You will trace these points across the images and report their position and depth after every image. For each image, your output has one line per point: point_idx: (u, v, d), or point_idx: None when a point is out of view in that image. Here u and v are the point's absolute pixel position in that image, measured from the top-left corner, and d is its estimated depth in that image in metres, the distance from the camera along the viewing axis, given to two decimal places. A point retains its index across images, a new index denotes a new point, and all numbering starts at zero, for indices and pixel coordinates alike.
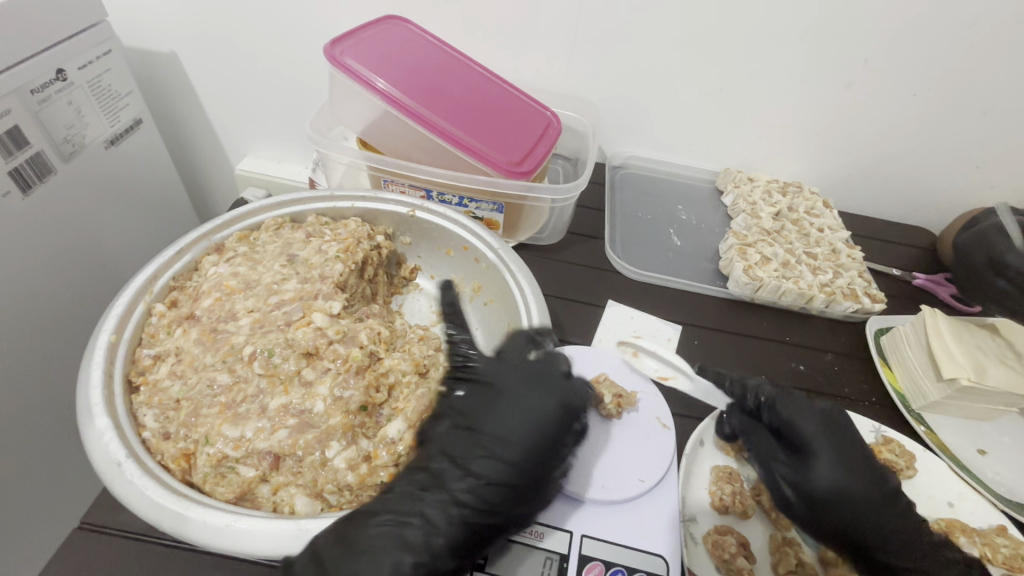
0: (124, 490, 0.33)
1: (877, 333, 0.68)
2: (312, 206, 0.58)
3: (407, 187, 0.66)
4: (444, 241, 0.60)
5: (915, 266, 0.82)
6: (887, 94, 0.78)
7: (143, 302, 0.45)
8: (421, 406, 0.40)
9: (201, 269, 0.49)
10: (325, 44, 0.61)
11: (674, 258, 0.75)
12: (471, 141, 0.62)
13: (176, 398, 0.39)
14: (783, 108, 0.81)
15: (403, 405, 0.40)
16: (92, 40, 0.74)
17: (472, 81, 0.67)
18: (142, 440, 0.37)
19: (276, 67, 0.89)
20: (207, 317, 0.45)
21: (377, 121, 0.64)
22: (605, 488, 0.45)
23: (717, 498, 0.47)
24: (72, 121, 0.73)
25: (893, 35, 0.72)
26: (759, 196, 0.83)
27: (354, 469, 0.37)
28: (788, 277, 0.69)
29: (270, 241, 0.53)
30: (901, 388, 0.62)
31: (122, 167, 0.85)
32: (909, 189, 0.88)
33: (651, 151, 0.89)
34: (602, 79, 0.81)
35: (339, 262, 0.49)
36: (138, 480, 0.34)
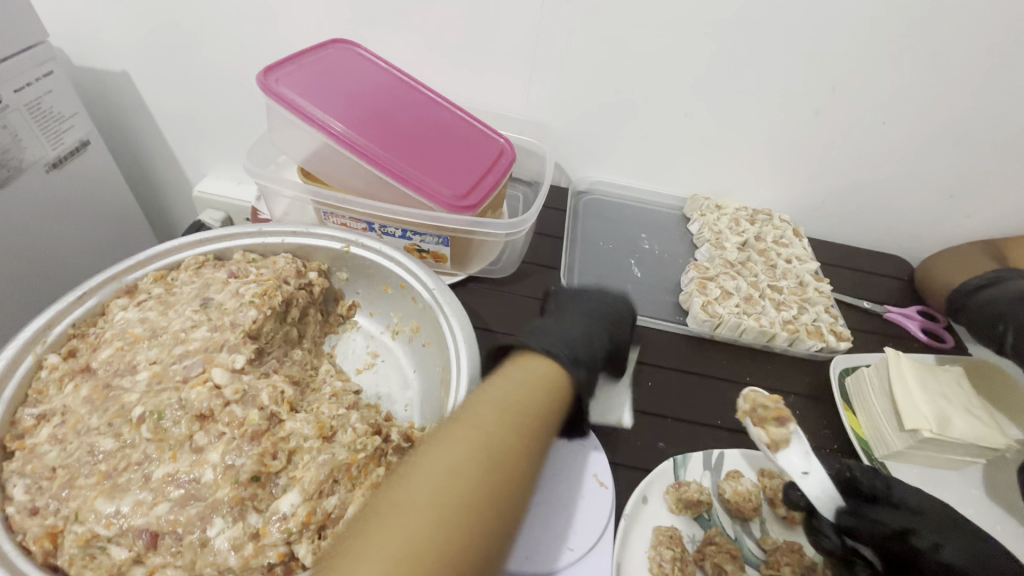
0: None
1: (843, 373, 0.64)
2: (239, 242, 0.55)
3: (348, 219, 0.63)
4: (380, 277, 0.57)
5: (887, 297, 0.80)
6: (858, 121, 0.75)
7: (32, 354, 0.41)
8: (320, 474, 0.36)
9: (108, 314, 0.46)
10: (257, 73, 0.57)
11: (635, 290, 0.72)
12: (415, 173, 0.59)
13: (51, 467, 0.36)
14: (751, 134, 0.79)
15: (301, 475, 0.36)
16: (32, 61, 0.71)
17: (420, 109, 0.64)
18: (5, 518, 0.34)
19: (233, 87, 0.86)
20: (104, 370, 0.42)
21: (317, 152, 0.61)
22: (529, 558, 0.43)
23: (656, 565, 0.44)
24: (8, 145, 0.70)
25: (859, 63, 0.70)
26: (725, 224, 0.80)
27: (238, 550, 0.34)
28: (750, 313, 0.66)
29: (189, 282, 0.49)
30: (863, 434, 0.59)
31: (66, 189, 0.82)
32: (883, 217, 0.86)
33: (618, 175, 0.86)
34: (564, 104, 0.78)
35: (254, 308, 0.45)
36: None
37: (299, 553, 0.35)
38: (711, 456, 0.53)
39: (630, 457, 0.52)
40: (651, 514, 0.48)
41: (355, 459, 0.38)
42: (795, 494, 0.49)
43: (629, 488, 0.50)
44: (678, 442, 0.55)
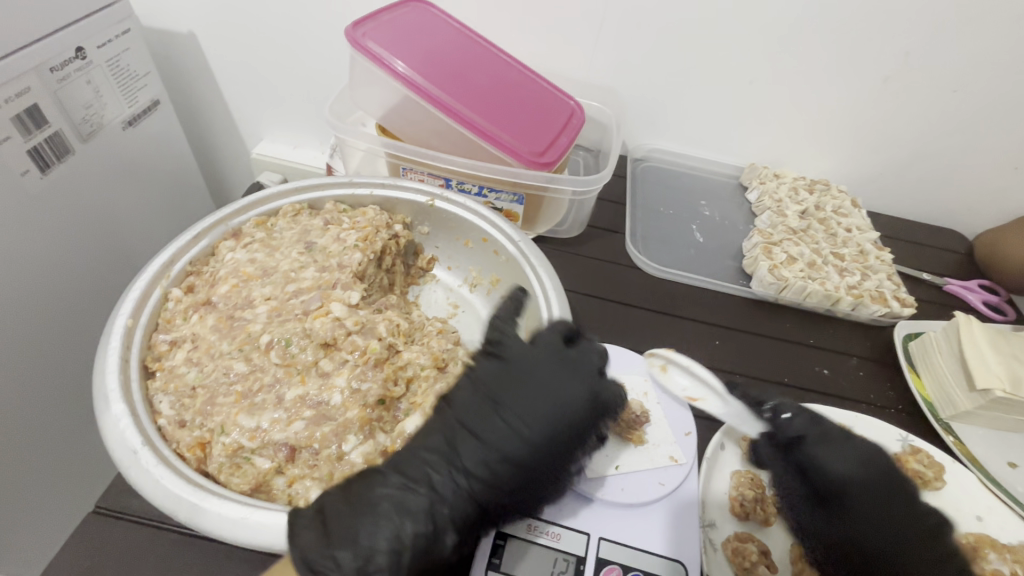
0: (138, 478, 0.33)
1: (906, 338, 0.65)
2: (330, 192, 0.57)
3: (426, 176, 0.65)
4: (462, 232, 0.60)
5: (946, 269, 0.80)
6: (926, 90, 0.74)
7: (160, 286, 0.44)
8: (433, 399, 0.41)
9: (219, 254, 0.49)
10: (346, 27, 0.59)
11: (696, 255, 0.73)
12: (494, 132, 0.60)
13: (191, 386, 0.39)
14: (813, 104, 0.78)
15: (421, 400, 0.41)
16: (110, 19, 0.73)
17: (495, 68, 0.65)
18: (158, 427, 0.37)
19: (293, 50, 0.87)
20: (223, 304, 0.44)
21: (398, 107, 0.62)
22: (624, 490, 0.44)
23: (738, 504, 0.46)
24: (90, 101, 0.72)
25: (934, 29, 0.69)
26: (784, 193, 0.80)
27: (371, 463, 0.38)
28: (814, 278, 0.67)
29: (288, 228, 0.52)
30: (928, 395, 0.60)
31: (142, 148, 0.85)
32: (944, 191, 0.85)
33: (675, 143, 0.87)
34: (627, 70, 0.78)
35: (358, 251, 0.48)
36: (153, 469, 0.33)
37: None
38: None
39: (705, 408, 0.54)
40: (729, 460, 0.50)
41: None
42: (795, 422, 0.46)
43: (706, 436, 0.52)
44: None
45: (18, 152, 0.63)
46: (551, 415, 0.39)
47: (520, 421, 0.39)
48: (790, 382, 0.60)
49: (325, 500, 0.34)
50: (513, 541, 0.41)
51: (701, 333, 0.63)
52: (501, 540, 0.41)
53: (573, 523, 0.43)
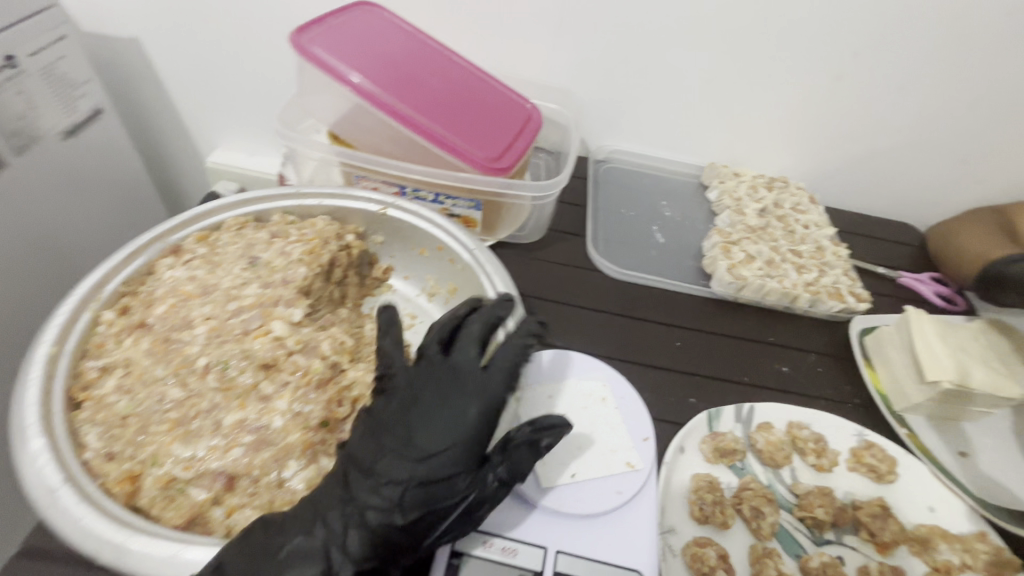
0: (59, 519, 0.32)
1: (862, 333, 0.66)
2: (277, 204, 0.55)
3: (380, 183, 0.63)
4: (417, 240, 0.58)
5: (900, 263, 0.82)
6: (875, 88, 0.76)
7: (89, 310, 0.42)
8: None
9: (156, 272, 0.47)
10: (291, 32, 0.58)
11: (658, 256, 0.73)
12: (447, 137, 0.59)
13: (122, 416, 0.38)
14: (768, 104, 0.79)
15: None
16: (43, 25, 0.69)
17: (449, 72, 0.64)
18: (84, 462, 0.35)
19: (245, 56, 0.84)
20: (159, 326, 0.42)
21: (349, 114, 0.61)
22: (581, 501, 0.43)
23: (697, 509, 0.46)
24: (24, 111, 0.69)
25: (879, 28, 0.70)
26: (744, 192, 0.81)
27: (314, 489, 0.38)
28: (773, 276, 0.68)
29: (232, 242, 0.50)
30: (883, 389, 0.61)
31: (84, 159, 0.81)
32: (896, 186, 0.87)
33: (636, 144, 0.87)
34: (585, 72, 0.78)
35: (303, 265, 0.47)
36: (75, 508, 0.32)
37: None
38: (742, 409, 0.55)
39: (664, 411, 0.54)
40: (687, 463, 0.50)
41: None
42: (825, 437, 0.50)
43: (666, 439, 0.52)
44: (709, 397, 0.57)
45: None
46: (445, 434, 0.38)
47: (413, 442, 0.37)
48: (750, 381, 0.60)
49: (224, 552, 0.33)
50: (469, 560, 0.40)
51: (663, 334, 0.63)
52: (457, 559, 0.40)
53: (532, 538, 0.41)
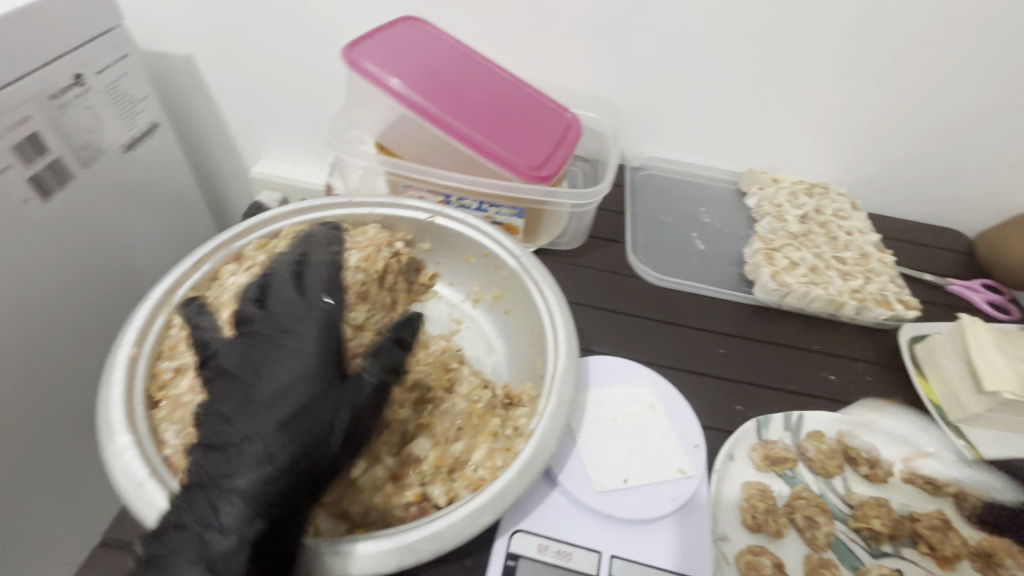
0: (145, 510, 0.35)
1: (912, 342, 0.65)
2: (329, 213, 0.57)
3: (425, 192, 0.65)
4: (463, 248, 0.60)
5: (948, 270, 0.79)
6: (921, 92, 0.75)
7: (162, 314, 0.45)
8: (444, 422, 0.44)
9: (221, 278, 0.49)
10: (343, 47, 0.60)
11: (698, 262, 0.73)
12: (491, 147, 0.60)
13: (196, 415, 0.40)
14: (808, 110, 0.79)
15: (429, 423, 0.45)
16: (109, 45, 0.73)
17: (491, 82, 0.65)
18: (165, 457, 0.38)
19: (291, 71, 0.88)
20: (227, 329, 0.45)
21: (395, 124, 0.63)
22: (635, 507, 0.44)
23: (749, 517, 0.46)
24: (91, 127, 0.73)
25: (926, 31, 0.69)
26: (784, 198, 0.80)
27: (380, 490, 0.40)
28: (817, 283, 0.67)
29: (289, 249, 0.52)
30: (937, 399, 0.60)
31: (142, 171, 0.85)
32: (943, 191, 0.85)
33: (673, 151, 0.87)
34: (623, 80, 0.79)
35: (359, 272, 0.50)
36: (159, 501, 0.35)
37: (432, 494, 0.40)
38: (791, 418, 0.54)
39: (711, 418, 0.54)
40: (738, 471, 0.50)
41: (474, 408, 0.46)
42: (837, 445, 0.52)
43: (714, 446, 0.52)
44: (755, 405, 0.56)
45: (19, 179, 0.63)
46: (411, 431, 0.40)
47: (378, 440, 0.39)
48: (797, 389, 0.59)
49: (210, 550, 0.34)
50: (525, 562, 0.41)
51: (706, 341, 0.63)
52: (512, 561, 0.41)
53: (584, 542, 0.42)
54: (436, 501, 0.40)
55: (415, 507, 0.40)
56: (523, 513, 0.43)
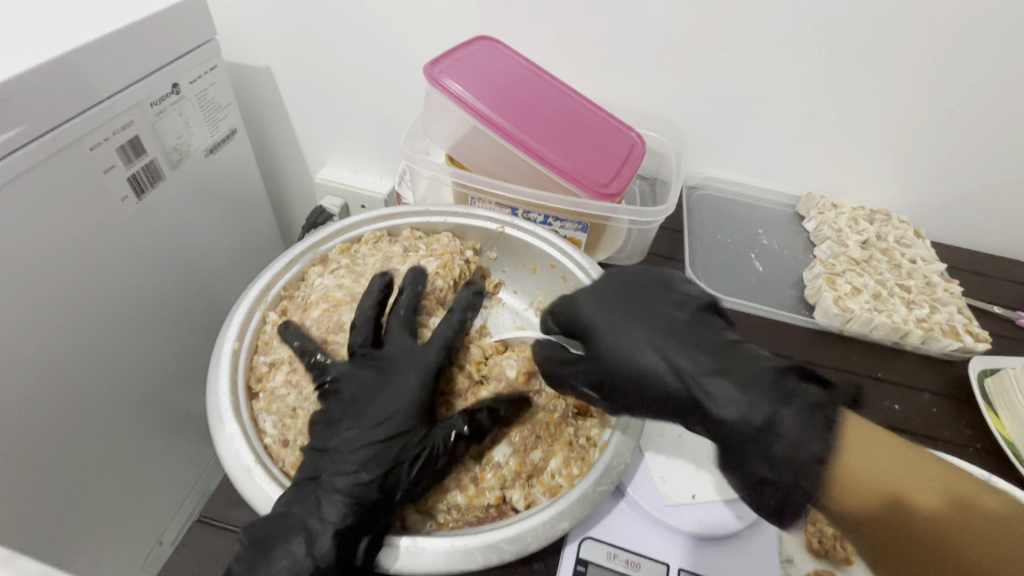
0: (252, 493, 0.39)
1: (983, 374, 0.63)
2: (407, 220, 0.61)
3: (493, 205, 0.68)
4: (530, 258, 0.63)
5: (1019, 304, 0.77)
6: (996, 120, 0.73)
7: (258, 311, 0.48)
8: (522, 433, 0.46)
9: (308, 279, 0.53)
10: (425, 64, 0.63)
11: (757, 284, 0.74)
12: (561, 163, 0.63)
13: (292, 407, 0.44)
14: (873, 135, 0.78)
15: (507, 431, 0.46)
16: (202, 57, 0.79)
17: (561, 100, 0.67)
18: (265, 447, 0.42)
19: (361, 84, 0.92)
20: (317, 328, 0.48)
21: (467, 139, 0.66)
22: (703, 522, 0.44)
23: (815, 540, 0.45)
24: (180, 131, 0.78)
25: (1003, 61, 0.68)
26: (845, 223, 0.79)
27: (463, 490, 0.43)
28: (882, 310, 0.66)
29: (370, 254, 0.55)
30: (1009, 436, 0.58)
31: (218, 173, 0.90)
32: (1015, 222, 0.82)
33: (730, 172, 0.87)
34: (685, 101, 0.80)
35: (439, 278, 0.53)
36: (266, 487, 0.39)
37: (511, 497, 0.44)
38: None
39: None
40: None
41: (551, 419, 0.48)
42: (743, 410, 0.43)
43: None
44: None
45: (119, 179, 0.68)
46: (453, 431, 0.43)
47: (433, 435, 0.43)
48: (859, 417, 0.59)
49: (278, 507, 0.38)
50: (594, 569, 0.42)
51: None
52: (582, 567, 0.42)
53: (652, 554, 0.43)
54: (514, 505, 0.44)
55: (494, 509, 0.43)
56: (591, 521, 0.44)
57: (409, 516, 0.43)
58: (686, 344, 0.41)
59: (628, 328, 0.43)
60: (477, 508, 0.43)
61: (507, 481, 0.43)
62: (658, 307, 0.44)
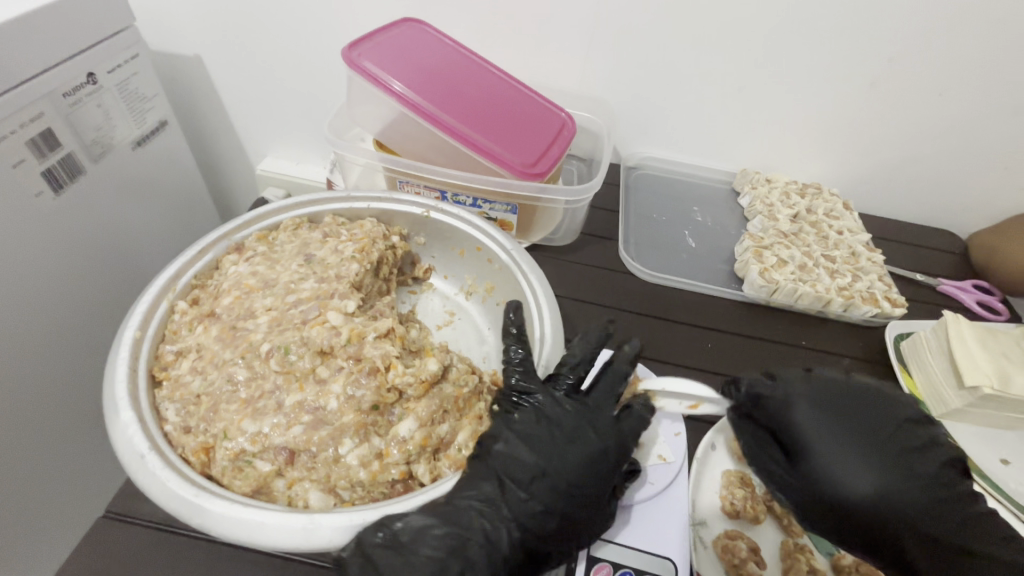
0: (146, 479, 0.39)
1: (898, 339, 0.66)
2: (328, 206, 0.61)
3: (422, 188, 0.67)
4: (457, 242, 0.64)
5: (940, 271, 0.80)
6: (914, 93, 0.76)
7: (166, 300, 0.49)
8: (431, 408, 0.46)
9: (221, 268, 0.53)
10: (344, 47, 0.62)
11: (690, 260, 0.75)
12: (485, 144, 0.62)
13: (196, 394, 0.45)
14: (801, 111, 0.80)
15: (415, 407, 0.46)
16: (120, 44, 0.76)
17: (487, 82, 0.67)
18: (165, 433, 0.43)
19: (294, 72, 0.90)
20: (226, 315, 0.49)
21: (394, 123, 0.65)
22: (615, 490, 0.47)
23: (728, 503, 0.47)
24: (101, 123, 0.75)
25: (916, 37, 0.70)
26: (776, 198, 0.81)
27: (366, 466, 0.43)
28: (806, 280, 0.68)
29: (288, 241, 0.56)
30: (920, 395, 0.61)
31: (149, 167, 0.87)
32: (937, 192, 0.85)
33: (667, 151, 0.88)
34: (618, 80, 0.80)
35: (355, 262, 0.53)
36: (160, 472, 0.39)
37: (417, 472, 0.45)
38: None
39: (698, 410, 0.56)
40: (720, 460, 0.51)
41: (460, 392, 0.49)
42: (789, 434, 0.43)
43: (697, 438, 0.53)
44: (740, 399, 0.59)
45: (32, 173, 0.66)
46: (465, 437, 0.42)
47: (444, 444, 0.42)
48: None
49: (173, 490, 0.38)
50: None
51: (694, 336, 0.65)
52: None
53: None
54: (419, 479, 0.45)
55: (400, 484, 0.44)
56: None
57: (311, 497, 0.42)
58: (875, 458, 0.41)
59: (814, 421, 0.43)
60: (383, 486, 0.44)
61: (413, 457, 0.44)
62: (876, 409, 0.44)
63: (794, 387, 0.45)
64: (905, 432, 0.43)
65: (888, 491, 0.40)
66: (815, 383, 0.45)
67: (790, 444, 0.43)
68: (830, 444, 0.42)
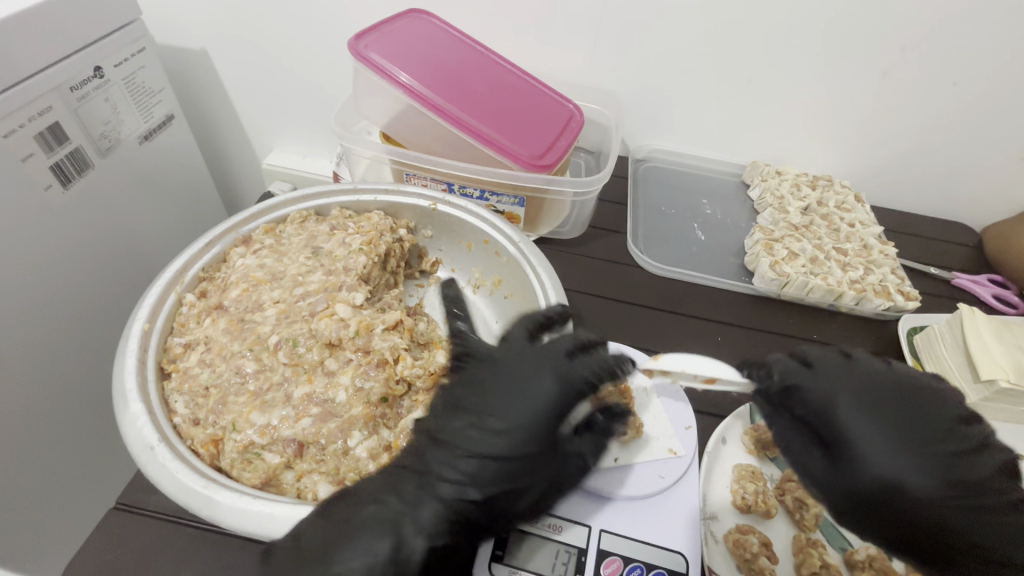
0: (157, 471, 0.39)
1: (911, 332, 0.65)
2: (335, 199, 0.60)
3: (428, 180, 0.67)
4: (465, 235, 0.63)
5: (953, 264, 0.79)
6: (929, 83, 0.74)
7: (174, 292, 0.49)
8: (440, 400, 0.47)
9: (229, 260, 0.53)
10: (350, 38, 0.62)
11: (699, 253, 0.74)
12: (493, 136, 0.62)
13: (205, 386, 0.45)
14: (812, 102, 0.79)
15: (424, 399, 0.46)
16: (126, 38, 0.75)
17: (494, 74, 0.66)
18: (174, 425, 0.43)
19: (299, 65, 0.90)
20: (234, 308, 0.49)
21: (400, 115, 0.64)
22: (624, 484, 0.47)
23: (739, 497, 0.46)
24: (108, 117, 0.75)
25: (932, 25, 0.69)
26: (787, 190, 0.80)
27: (376, 458, 0.43)
28: (817, 273, 0.68)
29: (296, 234, 0.56)
30: None
31: (156, 161, 0.87)
32: (951, 184, 0.84)
33: (675, 143, 0.87)
34: (626, 72, 0.79)
35: (363, 254, 0.53)
36: (169, 464, 0.39)
37: None
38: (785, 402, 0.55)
39: (708, 404, 0.55)
40: (731, 454, 0.50)
41: None
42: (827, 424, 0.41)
43: (708, 432, 0.53)
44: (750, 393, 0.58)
45: (40, 167, 0.66)
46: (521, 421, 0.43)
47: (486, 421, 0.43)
48: None
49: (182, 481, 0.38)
50: (515, 533, 0.43)
51: (704, 329, 0.64)
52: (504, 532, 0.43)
53: (574, 517, 0.45)
54: None
55: None
56: None
57: (320, 489, 0.42)
58: (919, 448, 0.39)
59: (855, 408, 0.40)
60: None
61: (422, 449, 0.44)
62: (925, 407, 0.41)
63: (834, 379, 0.42)
64: (958, 432, 0.40)
65: (933, 489, 0.38)
66: (857, 371, 0.43)
67: (829, 437, 0.41)
68: (869, 432, 0.40)
